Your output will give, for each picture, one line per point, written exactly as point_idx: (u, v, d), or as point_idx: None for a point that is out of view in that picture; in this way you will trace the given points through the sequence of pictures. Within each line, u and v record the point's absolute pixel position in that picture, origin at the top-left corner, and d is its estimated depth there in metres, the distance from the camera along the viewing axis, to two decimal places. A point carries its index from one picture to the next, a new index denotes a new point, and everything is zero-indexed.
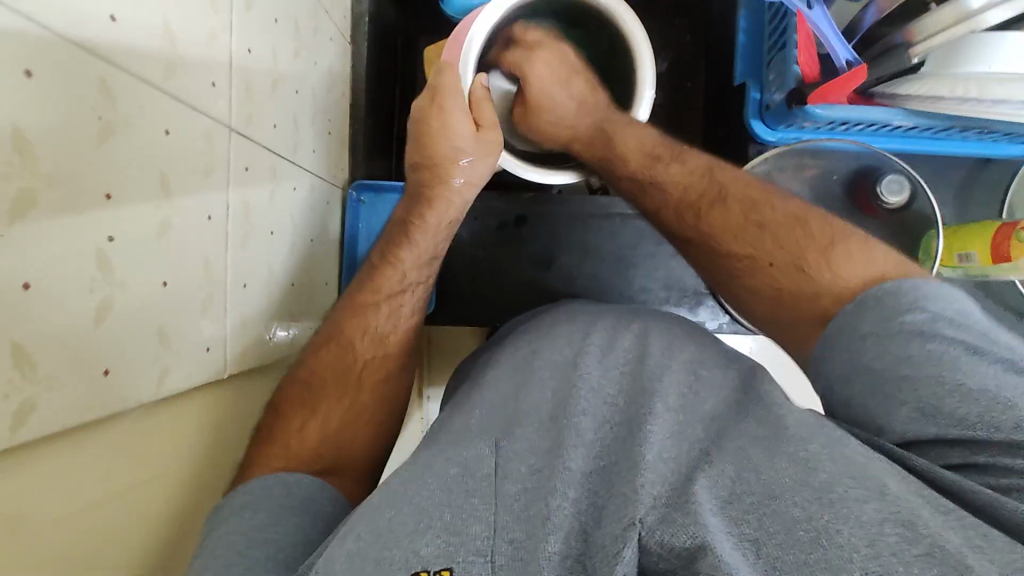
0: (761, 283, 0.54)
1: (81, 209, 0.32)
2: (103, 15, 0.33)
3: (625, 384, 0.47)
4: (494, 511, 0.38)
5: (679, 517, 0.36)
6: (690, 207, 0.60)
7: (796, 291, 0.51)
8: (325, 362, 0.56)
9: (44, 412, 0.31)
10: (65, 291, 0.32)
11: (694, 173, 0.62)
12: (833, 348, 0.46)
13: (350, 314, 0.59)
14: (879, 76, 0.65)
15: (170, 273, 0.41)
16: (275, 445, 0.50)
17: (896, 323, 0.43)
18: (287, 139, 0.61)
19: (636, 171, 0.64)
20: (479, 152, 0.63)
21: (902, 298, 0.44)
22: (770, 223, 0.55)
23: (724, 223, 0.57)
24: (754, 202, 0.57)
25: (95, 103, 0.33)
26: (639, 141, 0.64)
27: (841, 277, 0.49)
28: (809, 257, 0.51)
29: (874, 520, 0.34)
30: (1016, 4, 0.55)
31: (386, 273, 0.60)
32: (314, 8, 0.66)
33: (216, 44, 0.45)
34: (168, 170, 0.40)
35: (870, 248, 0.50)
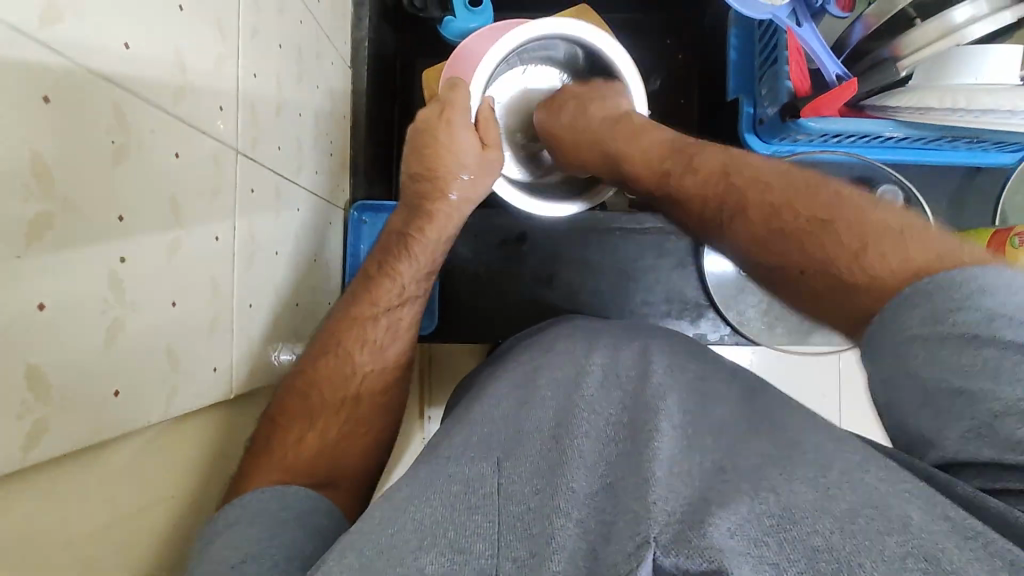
0: (793, 289, 0.49)
1: (94, 229, 0.33)
2: (118, 43, 0.35)
3: (627, 400, 0.47)
4: (497, 529, 0.38)
5: (693, 538, 0.35)
6: (711, 208, 0.57)
7: (831, 288, 0.45)
8: (322, 373, 0.56)
9: (55, 432, 0.32)
10: (82, 313, 0.33)
11: (710, 170, 0.59)
12: (880, 345, 0.40)
13: (347, 325, 0.59)
14: (871, 89, 0.66)
15: (178, 293, 0.41)
16: (274, 456, 0.51)
17: (947, 322, 0.37)
18: (291, 161, 0.62)
19: (656, 168, 0.64)
20: (481, 168, 0.66)
21: (957, 291, 0.37)
22: (793, 221, 0.50)
23: (746, 225, 0.53)
24: (774, 199, 0.52)
25: (109, 128, 0.34)
26: (658, 143, 0.66)
27: (878, 275, 0.42)
28: (843, 257, 0.45)
29: (897, 555, 0.33)
30: (997, 19, 0.59)
31: (384, 285, 0.61)
32: (316, 34, 0.68)
33: (224, 70, 0.47)
34: (178, 194, 0.41)
35: (928, 236, 0.43)
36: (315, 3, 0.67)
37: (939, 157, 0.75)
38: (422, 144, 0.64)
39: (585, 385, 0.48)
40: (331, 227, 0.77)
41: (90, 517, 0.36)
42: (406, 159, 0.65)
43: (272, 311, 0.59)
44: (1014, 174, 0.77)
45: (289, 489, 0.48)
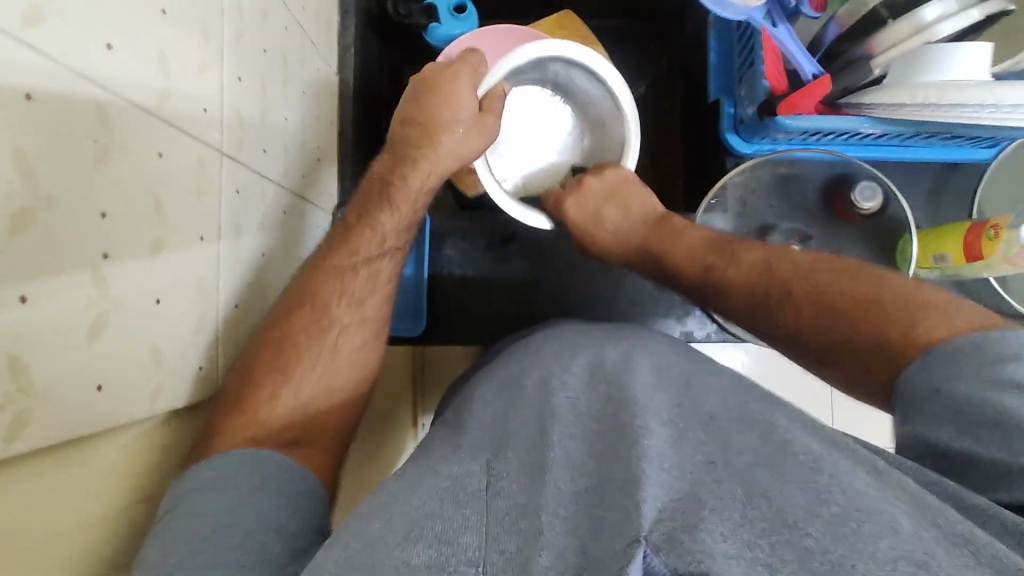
0: (845, 367, 0.52)
1: (77, 227, 0.34)
2: (101, 44, 0.35)
3: (605, 395, 0.47)
4: (485, 523, 0.39)
5: (686, 541, 0.35)
6: (761, 304, 0.60)
7: (868, 359, 0.50)
8: (300, 325, 0.55)
9: (39, 426, 0.32)
10: (65, 316, 0.33)
11: (752, 272, 0.62)
12: (914, 385, 0.45)
13: (322, 277, 0.58)
14: (846, 85, 0.68)
15: (163, 292, 0.42)
16: (248, 411, 0.49)
17: (992, 372, 0.40)
18: (276, 163, 0.63)
19: (698, 280, 0.66)
20: (475, 127, 0.66)
21: (1001, 348, 0.41)
22: (841, 305, 0.53)
23: (796, 312, 0.56)
24: (824, 288, 0.55)
25: (92, 127, 0.35)
26: (694, 244, 0.67)
27: (918, 340, 0.46)
28: (891, 332, 0.49)
29: (888, 558, 0.33)
30: (966, 16, 0.60)
31: (363, 235, 0.61)
32: (301, 41, 0.69)
33: (208, 74, 0.47)
34: (162, 193, 0.42)
35: (953, 316, 0.47)
36: (300, 12, 0.69)
37: (915, 152, 0.77)
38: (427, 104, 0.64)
39: (569, 379, 0.48)
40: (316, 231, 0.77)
41: (82, 509, 0.37)
42: (396, 122, 0.66)
43: (256, 316, 0.59)
44: (987, 169, 0.78)
45: (257, 454, 0.47)
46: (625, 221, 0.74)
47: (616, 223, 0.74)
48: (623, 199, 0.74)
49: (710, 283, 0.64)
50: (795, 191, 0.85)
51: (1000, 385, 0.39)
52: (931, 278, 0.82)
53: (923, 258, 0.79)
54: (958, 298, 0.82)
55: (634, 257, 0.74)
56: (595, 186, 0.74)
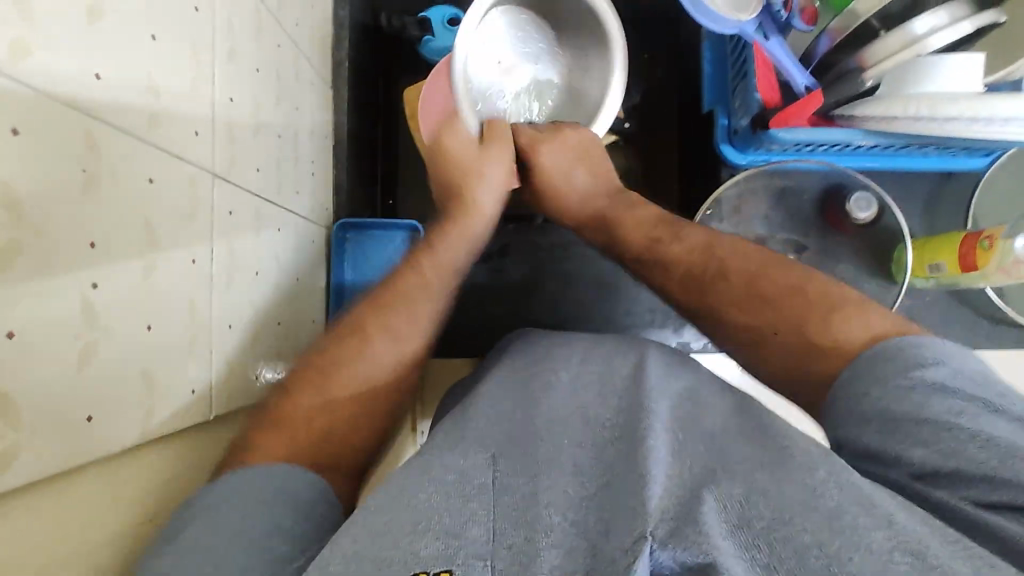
0: (763, 354, 0.54)
1: (67, 258, 0.34)
2: (89, 73, 0.35)
3: (621, 406, 0.44)
4: (493, 517, 0.38)
5: (690, 532, 0.34)
6: (695, 280, 0.60)
7: (796, 349, 0.51)
8: (343, 356, 0.54)
9: (27, 458, 0.32)
10: (52, 347, 0.33)
11: (694, 251, 0.62)
12: (853, 380, 0.45)
13: (375, 312, 0.57)
14: (838, 98, 0.68)
15: (154, 317, 0.42)
16: (282, 427, 0.49)
17: (913, 376, 0.42)
18: (270, 181, 0.63)
19: (638, 252, 0.66)
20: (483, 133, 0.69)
21: (920, 352, 0.43)
22: (772, 295, 0.54)
23: (727, 295, 0.57)
24: (754, 274, 0.57)
25: (80, 155, 0.35)
26: (638, 220, 0.68)
27: (842, 339, 0.48)
28: (812, 322, 0.51)
29: (884, 550, 0.32)
30: (956, 29, 0.60)
31: (408, 278, 0.60)
32: (295, 55, 0.69)
33: (200, 95, 0.47)
34: (154, 216, 0.42)
35: (868, 312, 0.49)
36: (295, 28, 0.69)
37: (911, 163, 0.76)
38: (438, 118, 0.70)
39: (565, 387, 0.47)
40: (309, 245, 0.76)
41: (71, 535, 0.36)
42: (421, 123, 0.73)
43: (252, 331, 0.59)
44: (982, 179, 0.78)
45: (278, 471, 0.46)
46: (589, 187, 0.73)
47: (580, 187, 0.72)
48: (591, 160, 0.72)
49: (654, 257, 0.64)
50: (791, 202, 0.85)
51: (926, 390, 0.41)
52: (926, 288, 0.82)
53: (918, 267, 0.79)
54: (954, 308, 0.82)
55: (580, 221, 0.73)
56: (567, 138, 0.70)
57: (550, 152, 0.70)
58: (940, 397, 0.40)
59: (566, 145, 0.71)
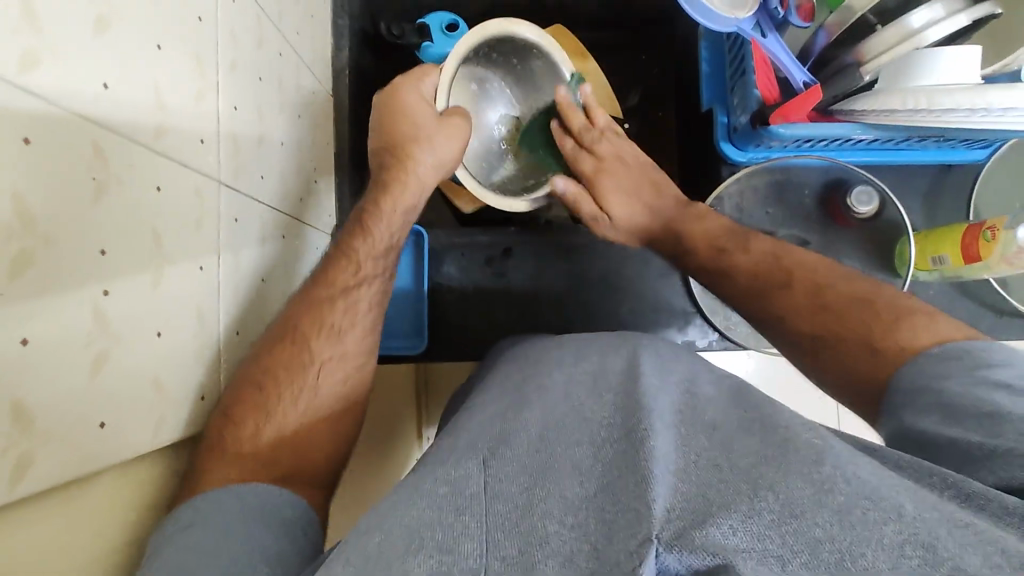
0: (821, 361, 0.53)
1: (77, 267, 0.34)
2: (97, 84, 0.36)
3: (615, 402, 0.44)
4: (485, 529, 0.37)
5: (696, 535, 0.32)
6: (757, 290, 0.60)
7: (863, 358, 0.50)
8: (280, 362, 0.52)
9: (41, 467, 0.32)
10: (62, 358, 0.33)
11: (761, 260, 0.62)
12: (917, 383, 0.45)
13: (306, 311, 0.56)
14: (836, 94, 0.69)
15: (164, 324, 0.42)
16: (233, 452, 0.47)
17: (980, 374, 0.42)
18: (273, 189, 0.63)
19: (708, 263, 0.66)
20: (442, 134, 0.68)
21: (989, 355, 0.43)
22: (834, 304, 0.54)
23: (790, 303, 0.57)
24: (816, 284, 0.57)
25: (90, 165, 0.35)
26: (710, 232, 0.68)
27: (908, 346, 0.48)
28: (878, 328, 0.50)
29: (895, 544, 0.31)
30: (953, 21, 0.62)
31: (340, 266, 0.59)
32: (296, 63, 0.70)
33: (204, 103, 0.48)
34: (161, 225, 0.42)
35: (935, 322, 0.49)
36: (295, 36, 0.69)
37: (911, 155, 0.77)
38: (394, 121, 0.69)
39: (572, 385, 0.47)
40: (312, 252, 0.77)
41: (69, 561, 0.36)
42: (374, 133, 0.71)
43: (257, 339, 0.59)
44: (983, 170, 0.79)
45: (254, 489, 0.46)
46: (649, 204, 0.75)
47: (642, 205, 0.75)
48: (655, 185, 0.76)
49: (718, 266, 0.65)
50: (792, 198, 0.85)
51: (990, 385, 0.40)
52: (930, 281, 0.82)
53: (921, 260, 0.79)
54: (960, 301, 0.82)
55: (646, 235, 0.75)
56: (626, 172, 0.76)
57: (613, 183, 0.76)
58: (1003, 393, 0.39)
59: (625, 171, 0.76)
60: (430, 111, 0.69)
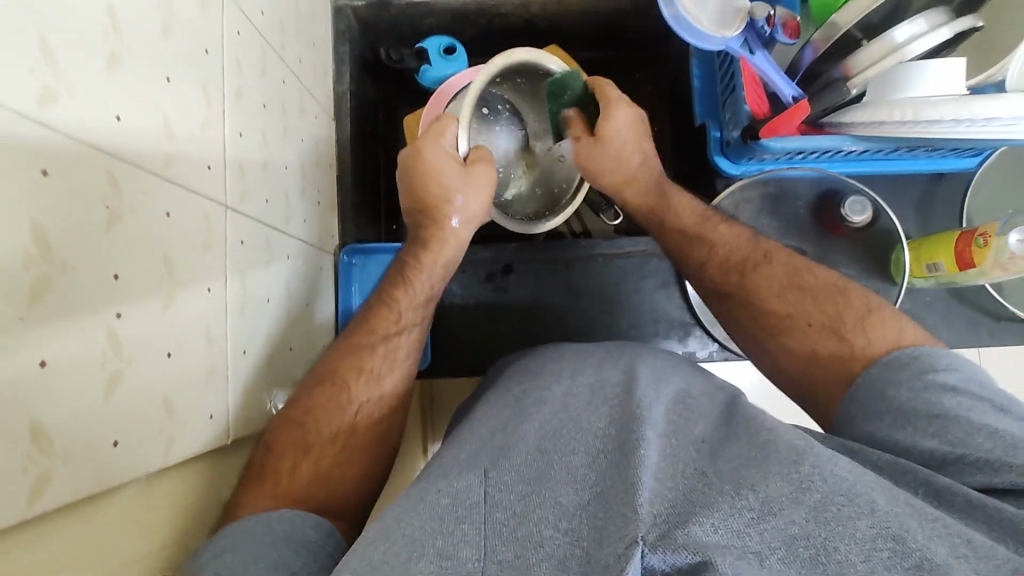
0: (787, 344, 0.57)
1: (92, 292, 0.35)
2: (110, 116, 0.37)
3: (612, 414, 0.44)
4: (484, 536, 0.38)
5: (680, 534, 0.34)
6: (735, 266, 0.64)
7: (830, 346, 0.54)
8: (320, 403, 0.58)
9: (57, 485, 0.33)
10: (79, 381, 0.35)
11: (740, 237, 0.67)
12: (878, 381, 0.48)
13: (348, 355, 0.61)
14: (824, 107, 0.71)
15: (174, 345, 0.43)
16: (275, 479, 0.52)
17: (925, 378, 0.46)
18: (278, 212, 0.65)
19: (687, 227, 0.69)
20: (472, 187, 0.66)
21: (940, 359, 0.47)
22: (812, 288, 0.58)
23: (768, 282, 0.61)
24: (795, 269, 0.61)
25: (103, 194, 0.37)
26: (691, 205, 0.71)
27: (874, 342, 0.51)
28: (846, 322, 0.54)
29: (868, 537, 0.34)
30: (937, 34, 0.63)
31: (382, 315, 0.64)
32: (298, 90, 0.72)
33: (211, 132, 0.50)
34: (171, 250, 0.43)
35: (902, 322, 0.53)
36: (297, 63, 0.72)
37: (902, 165, 0.78)
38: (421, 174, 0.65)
39: (569, 396, 0.47)
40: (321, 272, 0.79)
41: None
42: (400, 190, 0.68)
43: (263, 360, 0.60)
44: (973, 178, 0.80)
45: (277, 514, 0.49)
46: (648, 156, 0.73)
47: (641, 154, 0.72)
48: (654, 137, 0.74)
49: (699, 233, 0.68)
50: (787, 209, 0.86)
51: (939, 388, 0.44)
52: (926, 288, 0.82)
53: (916, 267, 0.80)
54: (956, 307, 0.83)
55: (634, 186, 0.73)
56: (636, 121, 0.70)
57: (625, 129, 0.69)
58: (950, 394, 0.44)
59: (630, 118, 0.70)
60: (458, 169, 0.65)
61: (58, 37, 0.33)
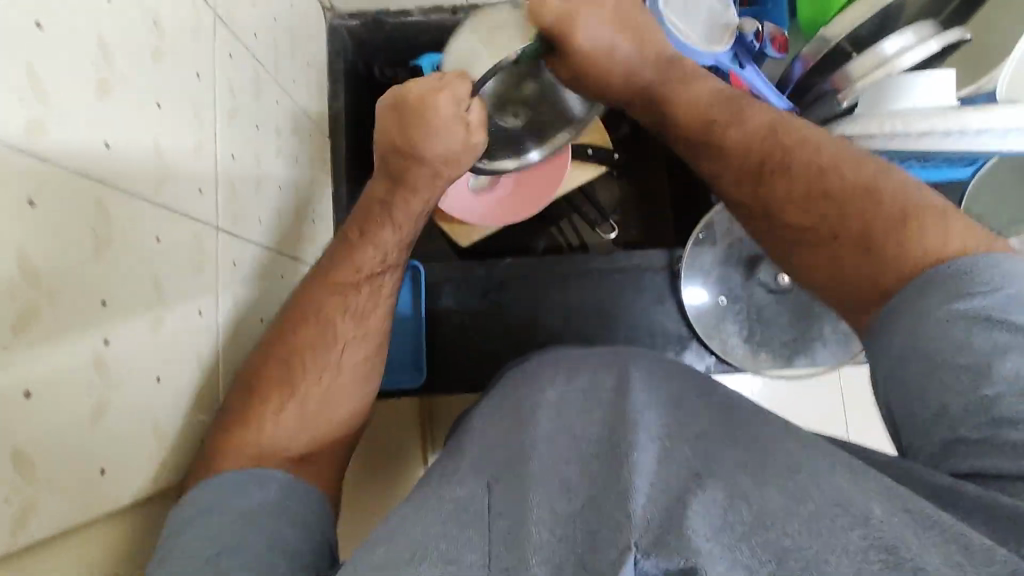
0: (807, 256, 0.50)
1: (80, 315, 0.35)
2: (99, 144, 0.38)
3: (605, 418, 0.44)
4: (488, 540, 0.37)
5: (672, 541, 0.34)
6: (754, 173, 0.53)
7: (857, 263, 0.45)
8: (305, 337, 0.55)
9: (43, 514, 0.33)
10: (65, 411, 0.34)
11: (759, 135, 0.54)
12: (914, 307, 0.40)
13: (325, 293, 0.57)
14: (817, 119, 0.72)
15: (163, 370, 0.43)
16: (251, 437, 0.48)
17: (946, 308, 0.38)
18: (271, 234, 0.65)
19: (696, 136, 0.58)
20: (466, 134, 0.57)
21: (975, 278, 0.38)
22: (838, 193, 0.48)
23: (786, 189, 0.51)
24: (822, 168, 0.49)
25: (93, 223, 0.37)
26: (698, 104, 0.58)
27: (909, 252, 0.42)
28: (877, 230, 0.44)
29: (860, 548, 0.33)
30: (926, 47, 0.64)
31: (363, 251, 0.59)
32: (292, 111, 0.73)
33: (202, 154, 0.50)
34: (162, 275, 0.43)
35: (946, 219, 0.43)
36: (290, 83, 0.72)
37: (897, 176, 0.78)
38: (416, 123, 0.56)
39: (565, 398, 0.47)
40: (309, 245, 0.77)
41: None
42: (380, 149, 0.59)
43: None
44: (969, 187, 0.80)
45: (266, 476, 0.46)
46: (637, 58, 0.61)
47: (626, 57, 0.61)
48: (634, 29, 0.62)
49: (705, 139, 0.57)
50: None
51: (965, 315, 0.37)
52: None
53: None
54: None
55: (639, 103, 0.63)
56: (614, 13, 0.61)
57: (599, 25, 0.59)
58: (983, 329, 0.36)
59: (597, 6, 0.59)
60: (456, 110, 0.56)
61: (46, 68, 0.33)
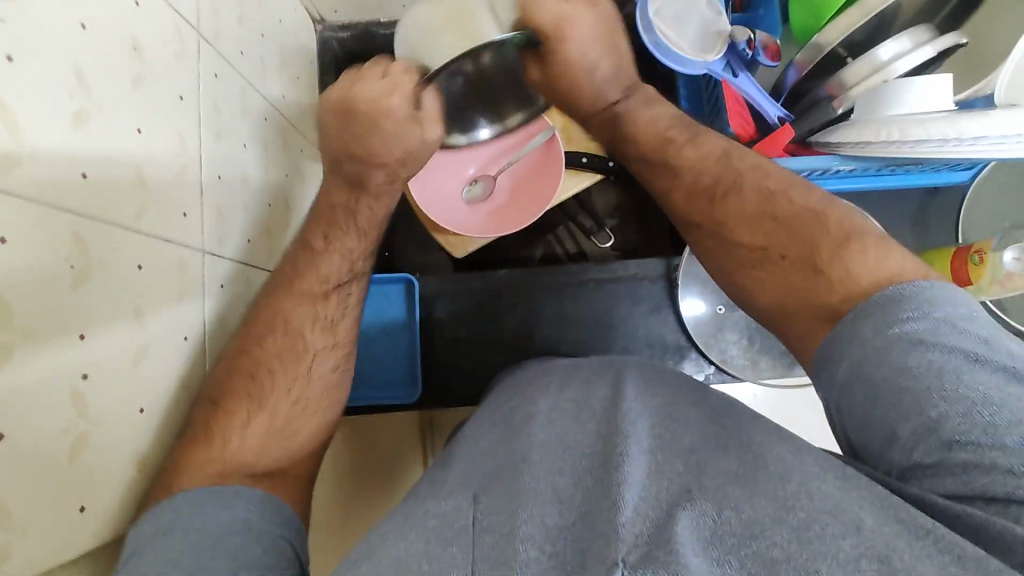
0: (760, 275, 0.54)
1: (55, 349, 0.35)
2: (77, 174, 0.37)
3: (600, 430, 0.44)
4: (472, 562, 0.35)
5: (661, 555, 0.33)
6: (704, 195, 0.59)
7: (801, 286, 0.50)
8: (262, 343, 0.53)
9: (18, 557, 0.32)
10: (37, 447, 0.34)
11: (710, 157, 0.61)
12: (854, 331, 0.44)
13: (281, 295, 0.57)
14: (812, 126, 0.70)
15: (146, 400, 0.43)
16: (216, 445, 0.47)
17: (894, 332, 0.42)
18: (262, 252, 0.65)
19: (651, 153, 0.65)
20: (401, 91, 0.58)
21: (905, 304, 0.43)
22: (785, 216, 0.53)
23: (738, 210, 0.56)
24: (771, 192, 0.55)
25: (69, 254, 0.36)
26: (655, 124, 0.66)
27: (852, 275, 0.47)
28: (822, 252, 0.49)
29: (851, 556, 0.33)
30: (920, 52, 0.63)
31: (326, 260, 0.60)
32: (283, 126, 0.72)
33: (187, 177, 0.49)
34: (144, 303, 0.43)
35: (883, 247, 0.48)
36: (280, 98, 0.72)
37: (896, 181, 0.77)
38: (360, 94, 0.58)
39: (556, 412, 0.46)
40: (288, 232, 0.72)
41: None
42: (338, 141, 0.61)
43: None
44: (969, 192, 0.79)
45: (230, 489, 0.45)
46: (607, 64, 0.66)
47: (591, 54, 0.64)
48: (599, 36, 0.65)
49: (663, 159, 0.64)
50: None
51: (906, 344, 0.41)
52: None
53: None
54: None
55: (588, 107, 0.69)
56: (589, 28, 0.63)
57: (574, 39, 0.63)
58: (916, 352, 0.40)
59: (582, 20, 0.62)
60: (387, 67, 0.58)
61: (21, 104, 0.33)
